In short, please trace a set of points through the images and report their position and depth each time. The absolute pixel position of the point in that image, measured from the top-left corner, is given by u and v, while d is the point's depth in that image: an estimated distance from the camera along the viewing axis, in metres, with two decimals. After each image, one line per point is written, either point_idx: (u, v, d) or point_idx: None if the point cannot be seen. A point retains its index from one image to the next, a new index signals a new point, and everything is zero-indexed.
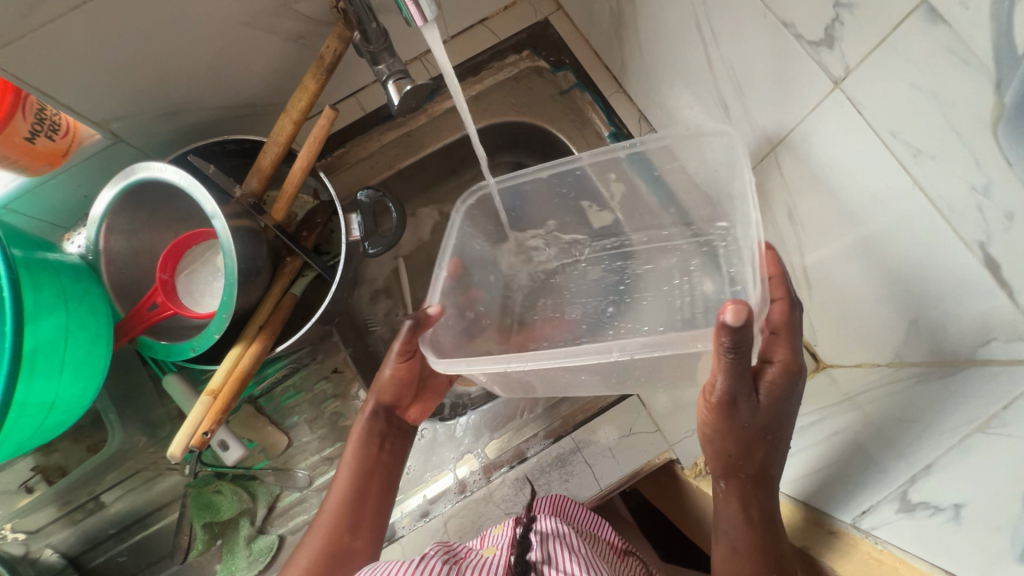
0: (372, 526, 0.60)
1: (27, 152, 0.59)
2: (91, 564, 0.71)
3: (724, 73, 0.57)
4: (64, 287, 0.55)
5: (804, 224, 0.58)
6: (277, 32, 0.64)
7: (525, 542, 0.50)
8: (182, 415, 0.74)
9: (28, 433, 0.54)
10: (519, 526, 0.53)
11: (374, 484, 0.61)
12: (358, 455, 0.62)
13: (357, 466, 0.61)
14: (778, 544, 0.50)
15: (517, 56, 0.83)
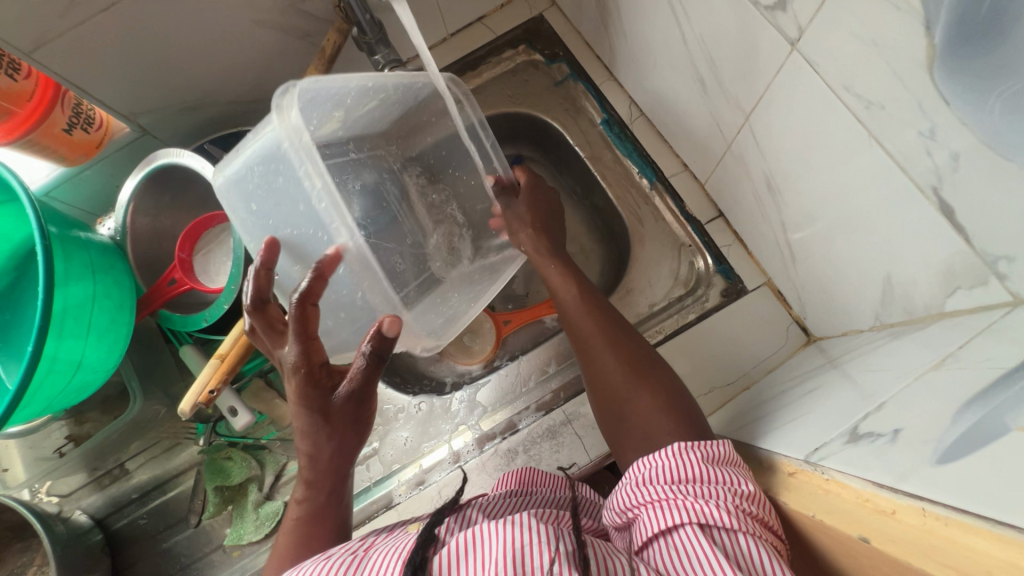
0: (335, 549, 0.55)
1: (65, 142, 0.65)
2: (115, 526, 0.77)
3: (698, 48, 0.59)
4: (92, 259, 0.61)
5: (783, 193, 0.59)
6: (286, 30, 0.69)
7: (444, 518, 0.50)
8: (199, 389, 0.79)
9: (57, 392, 0.59)
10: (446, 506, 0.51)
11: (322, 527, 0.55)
12: (305, 517, 0.55)
13: (306, 534, 0.54)
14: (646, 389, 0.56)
15: (513, 51, 0.87)
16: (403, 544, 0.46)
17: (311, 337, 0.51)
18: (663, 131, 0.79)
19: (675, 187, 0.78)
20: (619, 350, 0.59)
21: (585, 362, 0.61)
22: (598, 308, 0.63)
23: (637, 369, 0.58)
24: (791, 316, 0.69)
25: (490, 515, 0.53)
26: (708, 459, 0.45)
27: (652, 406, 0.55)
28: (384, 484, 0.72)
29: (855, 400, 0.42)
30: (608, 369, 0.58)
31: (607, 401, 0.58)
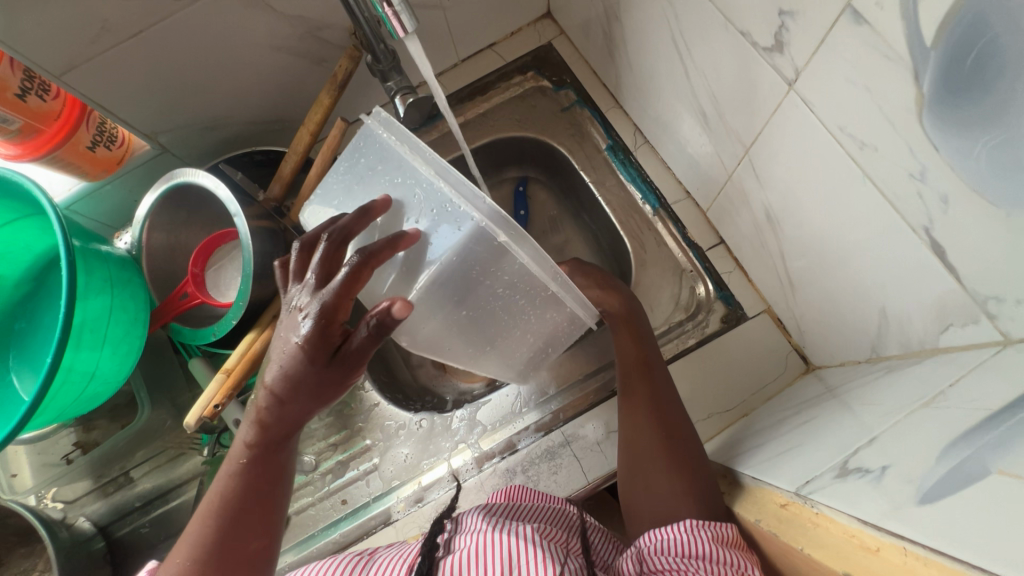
0: (275, 492, 0.56)
1: (89, 159, 0.68)
2: (117, 533, 0.78)
3: (700, 83, 0.61)
4: (111, 274, 0.63)
5: (782, 225, 0.60)
6: (302, 56, 0.72)
7: (441, 527, 0.60)
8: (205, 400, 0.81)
9: (70, 401, 0.61)
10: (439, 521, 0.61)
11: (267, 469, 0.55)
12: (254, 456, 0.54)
13: (255, 469, 0.54)
14: (678, 429, 0.58)
15: (522, 77, 0.90)
16: (408, 551, 0.58)
17: (350, 297, 0.49)
18: (667, 158, 0.80)
19: (677, 215, 0.79)
20: (659, 419, 0.59)
21: (622, 421, 0.61)
22: (642, 358, 0.62)
23: (669, 443, 0.57)
24: (791, 344, 0.70)
25: (488, 522, 0.57)
26: (718, 539, 0.47)
27: (671, 485, 0.55)
28: (382, 500, 0.73)
29: (849, 434, 0.42)
30: (642, 436, 0.58)
31: (631, 463, 0.58)
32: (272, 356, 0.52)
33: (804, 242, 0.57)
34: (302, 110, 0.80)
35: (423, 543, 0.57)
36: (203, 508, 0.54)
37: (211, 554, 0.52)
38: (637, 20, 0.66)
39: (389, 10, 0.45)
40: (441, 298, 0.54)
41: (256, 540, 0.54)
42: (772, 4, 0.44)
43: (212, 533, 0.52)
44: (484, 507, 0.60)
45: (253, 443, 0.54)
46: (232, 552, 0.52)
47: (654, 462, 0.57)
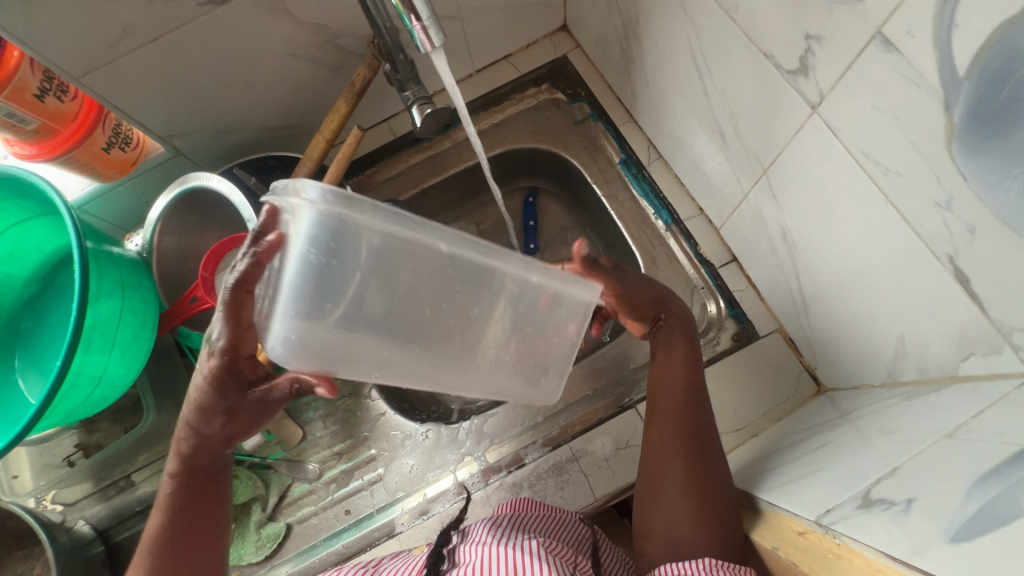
0: (214, 516, 0.56)
1: (103, 160, 0.68)
2: (118, 537, 0.77)
3: (719, 102, 0.61)
4: (122, 276, 0.62)
5: (799, 247, 0.60)
6: (320, 63, 0.72)
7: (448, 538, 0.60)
8: None
9: (77, 404, 0.60)
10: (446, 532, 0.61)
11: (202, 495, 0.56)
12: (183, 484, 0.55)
13: (188, 496, 0.55)
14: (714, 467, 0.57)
15: (536, 89, 0.90)
16: (413, 562, 0.57)
17: (246, 327, 0.52)
18: (681, 175, 0.80)
19: (690, 231, 0.79)
20: (695, 458, 0.57)
21: (648, 449, 0.59)
22: (685, 390, 0.60)
23: (700, 483, 0.55)
24: (802, 365, 0.69)
25: (495, 535, 0.55)
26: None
27: (693, 527, 0.53)
28: (387, 512, 0.72)
29: (868, 462, 0.42)
30: (668, 469, 0.57)
31: (649, 492, 0.57)
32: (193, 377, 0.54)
33: (821, 265, 0.57)
34: (318, 116, 0.80)
35: (429, 554, 0.57)
36: (139, 545, 0.54)
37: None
38: (656, 37, 0.66)
39: (417, 23, 0.41)
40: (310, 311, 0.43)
41: (202, 559, 0.54)
42: (798, 29, 0.44)
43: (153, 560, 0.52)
44: (490, 519, 0.59)
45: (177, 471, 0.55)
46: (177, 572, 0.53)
47: (677, 497, 0.55)
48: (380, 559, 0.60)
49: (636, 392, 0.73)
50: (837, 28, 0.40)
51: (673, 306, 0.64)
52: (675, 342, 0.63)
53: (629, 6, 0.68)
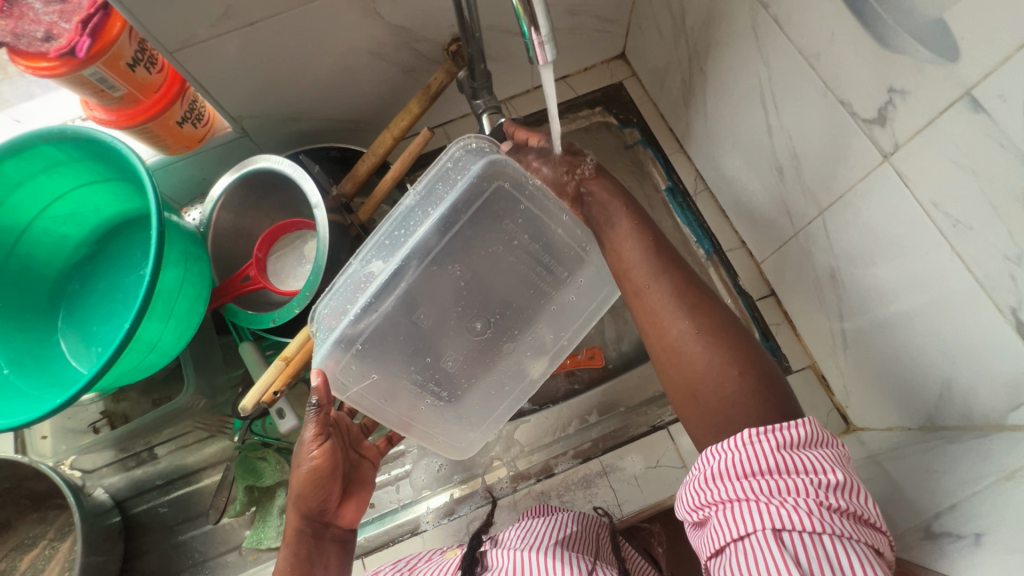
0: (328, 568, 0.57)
1: (175, 133, 0.69)
2: (133, 510, 0.76)
3: (782, 141, 0.64)
4: (186, 248, 0.63)
5: (845, 286, 0.63)
6: (395, 64, 0.75)
7: (480, 541, 0.60)
8: (241, 385, 0.80)
9: (128, 368, 0.60)
10: (477, 535, 0.61)
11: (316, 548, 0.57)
12: (288, 538, 0.57)
13: (301, 548, 0.56)
14: (709, 312, 0.52)
15: (590, 111, 0.93)
16: (449, 564, 0.57)
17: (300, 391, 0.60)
18: (725, 207, 0.83)
19: (730, 261, 0.81)
20: (695, 310, 0.52)
21: (646, 330, 0.54)
22: (654, 258, 0.56)
23: (712, 334, 0.50)
24: (832, 402, 0.72)
25: (525, 541, 0.55)
26: (784, 446, 0.41)
27: (725, 378, 0.48)
28: (412, 509, 0.73)
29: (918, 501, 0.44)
30: (676, 330, 0.51)
31: (670, 366, 0.51)
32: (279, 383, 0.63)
33: (871, 306, 0.60)
34: (381, 114, 0.83)
35: (464, 555, 0.57)
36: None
37: None
38: (724, 75, 0.70)
39: (536, 37, 0.43)
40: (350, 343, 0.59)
41: None
42: (882, 81, 0.47)
43: None
44: (522, 526, 0.59)
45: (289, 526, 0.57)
46: None
47: (698, 350, 0.50)
48: (414, 563, 0.60)
49: (667, 414, 0.74)
50: (925, 85, 0.43)
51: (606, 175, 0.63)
52: (615, 213, 0.60)
53: (699, 44, 0.72)
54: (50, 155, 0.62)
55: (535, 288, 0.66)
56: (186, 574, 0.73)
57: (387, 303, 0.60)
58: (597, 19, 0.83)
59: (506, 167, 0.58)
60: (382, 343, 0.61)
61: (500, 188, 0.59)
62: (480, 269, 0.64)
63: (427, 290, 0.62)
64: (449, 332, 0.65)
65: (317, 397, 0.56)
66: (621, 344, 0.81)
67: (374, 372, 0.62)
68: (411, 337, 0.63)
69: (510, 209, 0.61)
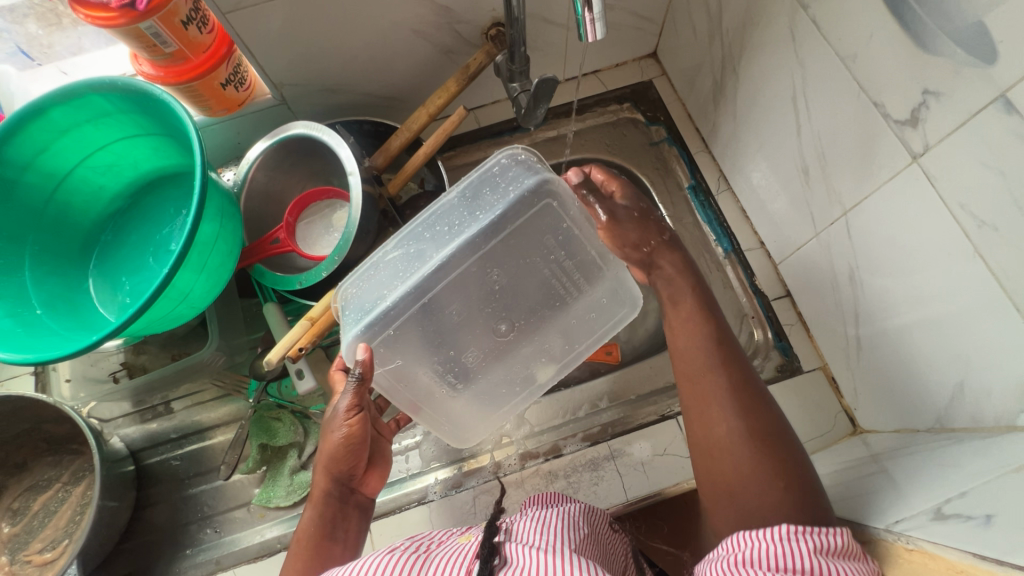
0: (353, 532, 0.60)
1: (218, 95, 0.71)
2: (147, 461, 0.78)
3: (811, 141, 0.65)
4: (224, 204, 0.65)
5: (863, 288, 0.64)
6: (435, 44, 0.77)
7: (494, 528, 0.53)
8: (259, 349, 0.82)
9: (160, 314, 0.62)
10: (491, 519, 0.56)
11: (344, 512, 0.60)
12: (313, 497, 0.60)
13: (327, 508, 0.59)
14: (757, 415, 0.54)
15: (618, 106, 0.95)
16: (466, 548, 0.51)
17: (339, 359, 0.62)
18: (747, 207, 0.84)
19: (748, 261, 0.83)
20: (744, 412, 0.54)
21: (692, 418, 0.57)
22: (714, 347, 0.59)
23: (763, 442, 0.52)
24: (840, 405, 0.73)
25: (541, 532, 0.52)
26: (818, 551, 0.41)
27: (769, 482, 0.50)
28: (420, 479, 0.74)
29: (925, 491, 0.45)
30: (723, 429, 0.53)
31: (709, 460, 0.54)
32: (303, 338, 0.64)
33: (888, 309, 0.61)
34: (416, 93, 0.85)
35: (481, 542, 0.50)
36: (292, 543, 0.58)
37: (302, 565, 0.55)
38: (757, 75, 0.71)
39: (587, 14, 0.44)
40: (380, 330, 0.58)
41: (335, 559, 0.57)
42: (917, 83, 0.48)
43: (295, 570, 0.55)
44: (537, 517, 0.54)
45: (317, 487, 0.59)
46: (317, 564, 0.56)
47: (738, 452, 0.52)
48: (427, 546, 0.55)
49: (677, 404, 0.75)
50: (960, 88, 0.45)
51: (676, 247, 0.69)
52: (682, 291, 0.64)
53: (734, 45, 0.73)
54: (99, 104, 0.64)
55: (559, 298, 0.64)
56: (193, 526, 0.74)
57: (419, 298, 0.59)
58: (633, 16, 0.85)
59: (555, 184, 0.58)
60: (403, 334, 0.60)
61: (547, 206, 0.59)
62: (517, 271, 0.61)
63: (463, 293, 0.61)
64: (470, 334, 0.63)
65: (361, 371, 0.55)
66: (634, 335, 0.82)
67: (396, 357, 0.60)
68: (431, 330, 0.61)
69: (549, 229, 0.60)
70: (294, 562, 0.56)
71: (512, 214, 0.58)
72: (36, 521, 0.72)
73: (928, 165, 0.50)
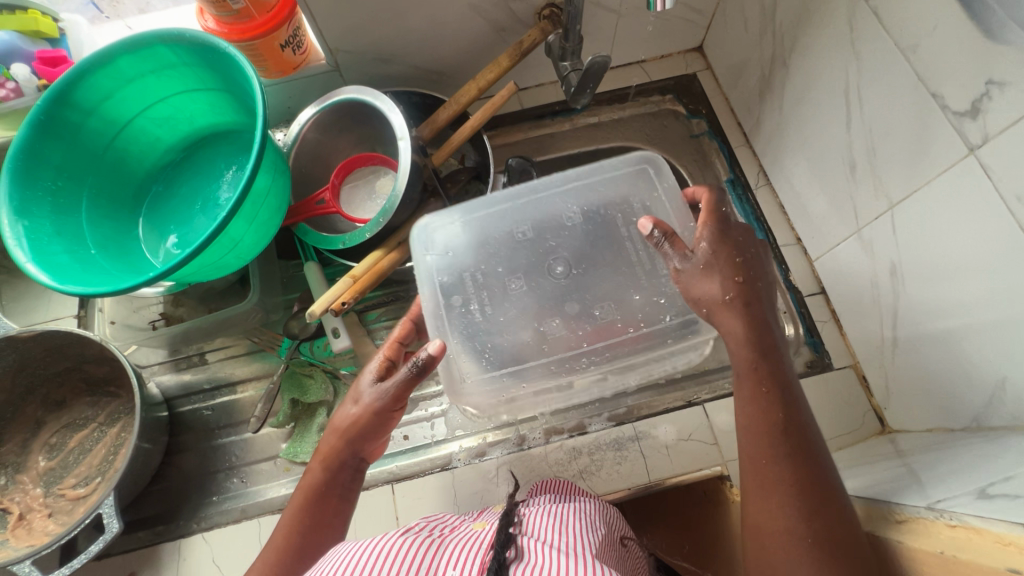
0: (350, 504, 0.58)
1: (275, 56, 0.73)
2: (180, 408, 0.80)
3: (861, 134, 0.65)
4: (277, 160, 0.67)
5: (904, 285, 0.64)
6: (489, 21, 0.78)
7: (509, 519, 0.50)
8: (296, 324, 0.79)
9: (211, 260, 0.64)
10: (507, 508, 0.53)
11: (351, 488, 0.58)
12: (326, 457, 0.58)
13: (338, 474, 0.57)
14: (827, 521, 0.45)
15: (660, 98, 0.96)
16: (482, 536, 0.48)
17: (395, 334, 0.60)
18: (786, 203, 0.84)
19: (784, 256, 0.83)
20: (812, 511, 0.45)
21: (747, 498, 0.49)
22: (788, 433, 0.49)
23: (825, 549, 0.44)
24: (870, 404, 0.73)
25: (556, 530, 0.48)
26: None
27: None
28: (444, 446, 0.76)
29: (967, 478, 0.45)
30: (781, 526, 0.45)
31: (754, 549, 0.47)
32: (343, 295, 0.66)
33: (930, 306, 0.60)
34: (465, 69, 0.86)
35: (497, 531, 0.47)
36: (294, 499, 0.57)
37: (293, 540, 0.54)
38: (808, 67, 0.71)
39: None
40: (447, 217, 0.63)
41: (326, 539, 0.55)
42: (982, 73, 0.48)
43: (282, 538, 0.54)
44: (552, 513, 0.52)
45: (331, 455, 0.57)
46: (307, 536, 0.55)
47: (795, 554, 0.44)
48: (443, 529, 0.53)
49: (704, 392, 0.76)
50: None
51: (743, 311, 0.53)
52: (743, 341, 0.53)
53: (787, 37, 0.73)
54: (164, 56, 0.66)
55: (629, 268, 0.60)
56: (221, 474, 0.76)
57: (495, 209, 0.63)
58: (685, 7, 0.85)
59: (657, 163, 0.64)
60: (464, 229, 0.63)
61: (643, 170, 0.63)
62: (589, 249, 0.62)
63: (539, 220, 0.63)
64: (528, 266, 0.62)
65: (424, 367, 0.54)
66: None
67: (448, 245, 0.62)
68: (494, 243, 0.62)
69: (632, 195, 0.63)
70: (294, 520, 0.55)
71: (616, 188, 0.63)
72: (71, 457, 0.74)
73: (986, 157, 0.50)
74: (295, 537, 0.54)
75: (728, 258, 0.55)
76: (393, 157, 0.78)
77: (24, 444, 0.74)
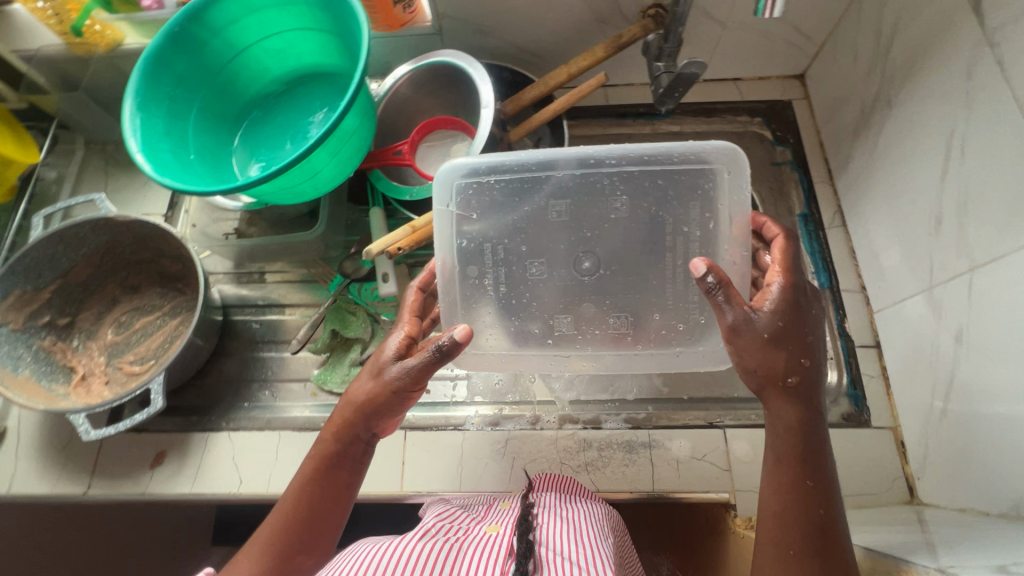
0: (360, 473, 0.60)
1: (386, 11, 0.77)
2: (233, 316, 0.86)
3: (955, 189, 0.62)
4: (368, 104, 0.71)
5: (967, 354, 0.60)
6: (593, 10, 0.79)
7: (527, 524, 0.50)
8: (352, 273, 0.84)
9: (289, 184, 0.69)
10: (522, 510, 0.53)
11: (362, 459, 0.60)
12: (338, 425, 0.60)
13: (350, 447, 0.59)
14: None
15: (749, 118, 0.93)
16: (499, 539, 0.48)
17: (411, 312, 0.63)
18: (858, 249, 0.81)
19: (843, 302, 0.80)
20: None
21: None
22: (821, 531, 0.48)
23: None
24: (903, 471, 0.69)
25: (574, 538, 0.49)
26: None
27: None
28: (461, 408, 0.78)
29: (989, 555, 0.42)
30: None
31: None
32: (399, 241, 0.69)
33: (992, 382, 0.57)
34: (559, 54, 0.88)
35: (517, 537, 0.47)
36: (305, 466, 0.59)
37: (301, 507, 0.56)
38: (912, 112, 0.68)
39: None
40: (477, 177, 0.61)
41: (333, 505, 0.57)
42: None
43: (291, 501, 0.57)
44: (569, 521, 0.52)
45: (344, 423, 0.59)
46: (315, 505, 0.57)
47: None
48: (463, 525, 0.54)
49: (728, 418, 0.74)
50: None
51: (801, 402, 0.52)
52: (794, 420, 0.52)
53: (896, 77, 0.70)
54: None
55: (658, 281, 0.62)
56: (255, 384, 0.82)
57: (530, 180, 0.61)
58: (794, 30, 0.83)
59: (736, 167, 0.57)
60: (497, 198, 0.61)
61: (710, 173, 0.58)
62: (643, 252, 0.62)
63: (577, 207, 0.62)
64: (556, 251, 0.63)
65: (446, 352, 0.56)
66: None
67: (477, 213, 0.61)
68: (526, 220, 0.62)
69: (692, 199, 0.59)
70: (307, 481, 0.57)
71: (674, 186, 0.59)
72: (134, 337, 0.82)
73: None
74: (303, 502, 0.57)
75: (799, 327, 0.53)
76: (474, 124, 0.80)
77: (98, 316, 0.83)
